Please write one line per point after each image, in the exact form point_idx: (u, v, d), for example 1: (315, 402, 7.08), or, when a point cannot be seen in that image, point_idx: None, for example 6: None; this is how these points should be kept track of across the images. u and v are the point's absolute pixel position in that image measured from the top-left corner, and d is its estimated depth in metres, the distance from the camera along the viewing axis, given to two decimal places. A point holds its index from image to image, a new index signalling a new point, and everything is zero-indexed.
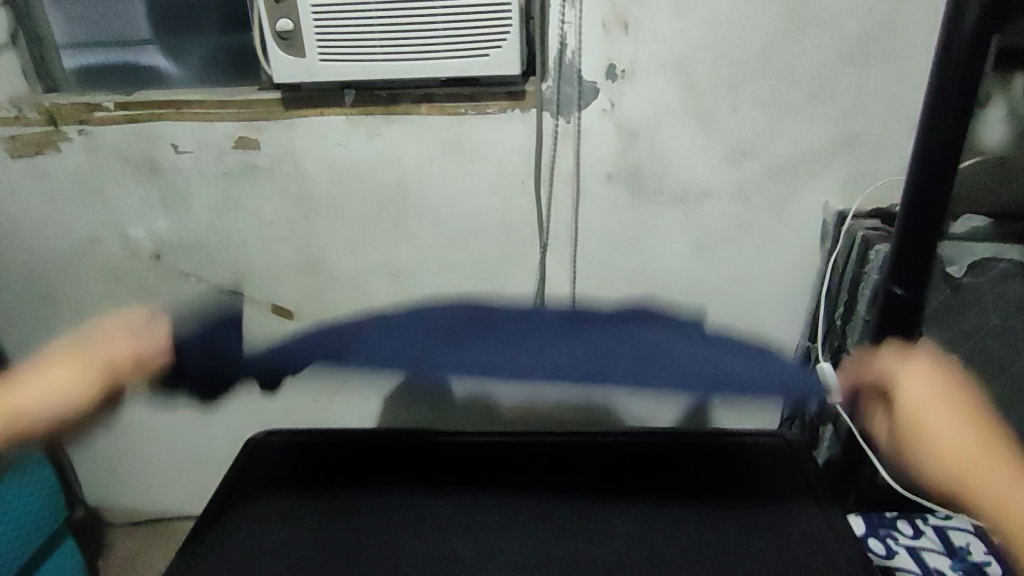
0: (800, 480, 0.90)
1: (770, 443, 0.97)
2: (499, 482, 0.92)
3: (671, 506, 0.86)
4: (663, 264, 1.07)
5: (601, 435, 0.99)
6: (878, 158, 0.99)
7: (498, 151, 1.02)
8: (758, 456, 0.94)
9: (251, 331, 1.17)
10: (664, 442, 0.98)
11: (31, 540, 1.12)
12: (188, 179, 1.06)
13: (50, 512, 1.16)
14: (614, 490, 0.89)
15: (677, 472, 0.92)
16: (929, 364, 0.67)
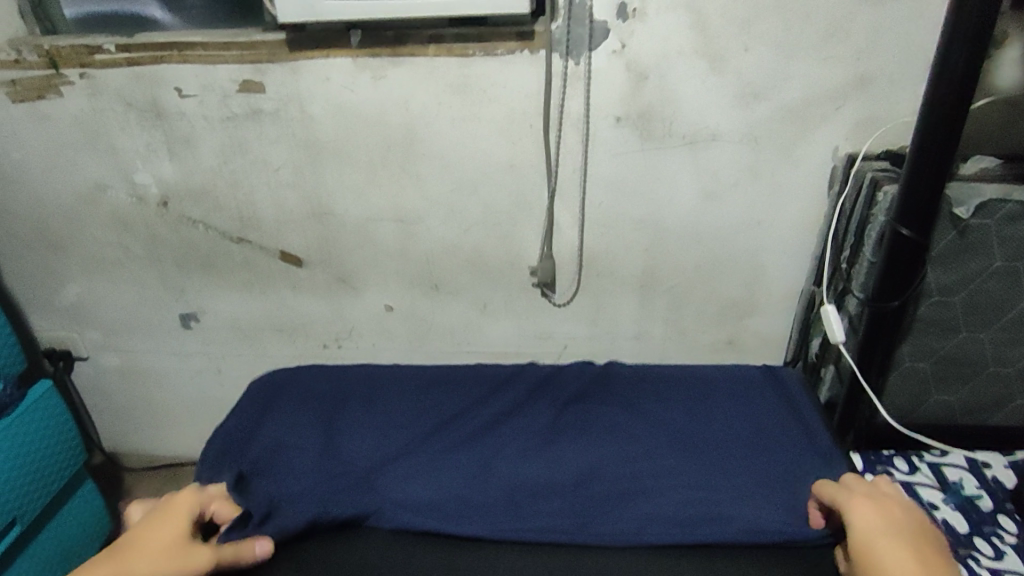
0: (787, 437, 0.99)
1: (757, 404, 1.04)
2: (502, 445, 1.00)
3: (664, 465, 0.95)
4: (672, 209, 1.07)
5: (592, 401, 1.08)
6: (889, 99, 0.98)
7: (507, 94, 1.01)
8: (745, 415, 1.02)
9: (260, 277, 1.18)
10: (651, 410, 1.07)
11: (54, 480, 1.15)
12: (194, 124, 1.05)
13: (71, 455, 1.19)
14: (610, 448, 0.99)
15: (668, 435, 1.01)
16: (875, 504, 0.74)
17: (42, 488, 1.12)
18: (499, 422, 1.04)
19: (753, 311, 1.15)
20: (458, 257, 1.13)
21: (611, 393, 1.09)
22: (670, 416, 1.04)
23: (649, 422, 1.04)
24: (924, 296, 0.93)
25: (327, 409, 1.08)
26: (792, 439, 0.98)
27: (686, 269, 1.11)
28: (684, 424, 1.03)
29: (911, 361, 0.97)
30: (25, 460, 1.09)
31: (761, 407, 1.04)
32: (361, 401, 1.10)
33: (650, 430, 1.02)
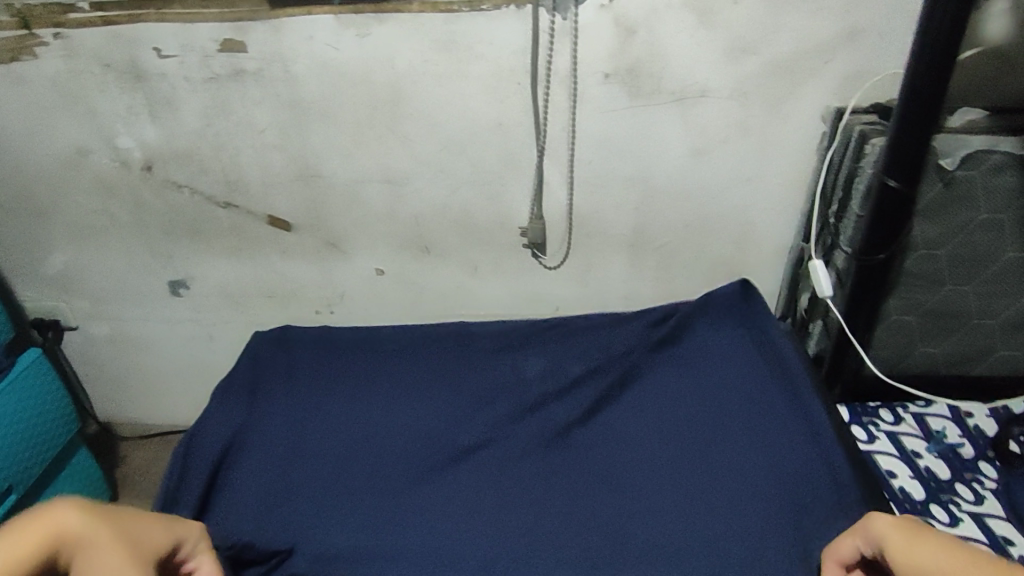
0: (787, 411, 0.97)
1: (759, 369, 1.02)
2: (503, 455, 0.96)
3: (668, 470, 0.92)
4: (662, 167, 1.07)
5: (592, 388, 1.03)
6: (878, 52, 0.97)
7: (494, 51, 0.99)
8: (747, 385, 1.00)
9: (248, 242, 1.17)
10: (655, 396, 1.02)
11: (48, 448, 1.17)
12: (175, 85, 1.03)
13: (67, 421, 1.20)
14: (610, 454, 0.95)
15: (673, 431, 0.97)
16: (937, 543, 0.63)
17: (35, 458, 1.14)
18: (489, 400, 1.03)
19: (742, 269, 1.15)
20: (448, 219, 1.13)
21: (601, 357, 1.06)
22: (659, 390, 1.02)
23: (645, 398, 1.02)
24: (911, 248, 0.93)
25: (301, 387, 1.06)
26: (780, 409, 0.97)
27: (676, 228, 1.12)
28: (674, 398, 1.01)
29: (897, 314, 0.98)
30: (16, 429, 1.10)
31: (752, 369, 1.03)
32: (338, 377, 1.07)
33: (639, 407, 1.01)
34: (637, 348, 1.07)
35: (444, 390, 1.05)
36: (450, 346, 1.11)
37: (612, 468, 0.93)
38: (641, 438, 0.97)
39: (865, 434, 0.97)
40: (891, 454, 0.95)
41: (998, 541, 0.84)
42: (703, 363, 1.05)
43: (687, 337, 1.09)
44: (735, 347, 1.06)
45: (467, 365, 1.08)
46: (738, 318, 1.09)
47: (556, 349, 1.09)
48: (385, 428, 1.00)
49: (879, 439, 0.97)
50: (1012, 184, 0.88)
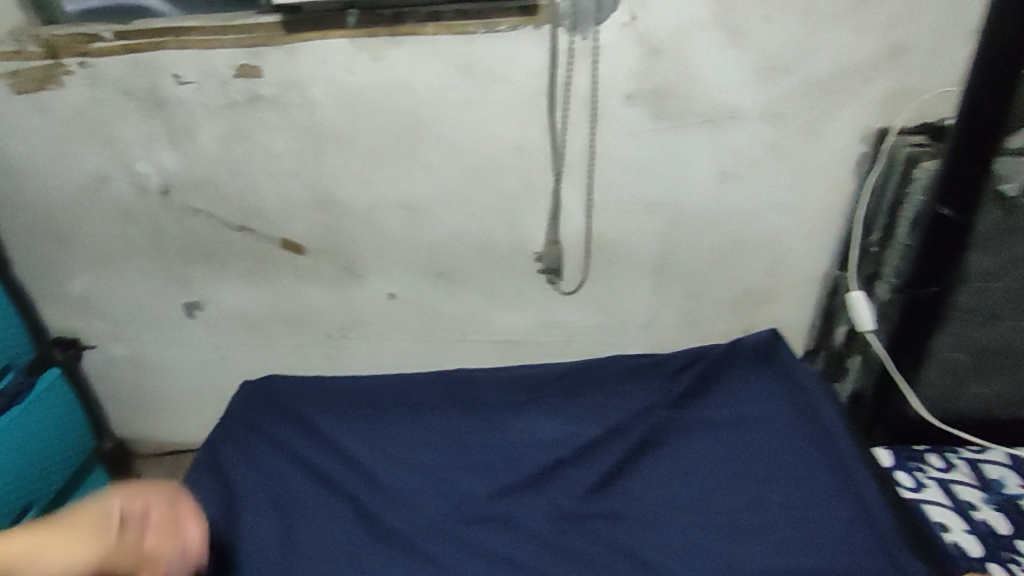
0: (823, 477, 0.90)
1: (790, 432, 0.95)
2: (517, 522, 0.91)
3: (697, 543, 0.86)
4: (688, 190, 1.01)
5: (610, 449, 0.97)
6: (923, 68, 0.90)
7: (512, 72, 0.96)
8: (778, 448, 0.94)
9: (264, 267, 1.16)
10: (679, 459, 0.95)
11: (62, 470, 1.16)
12: (193, 111, 1.03)
13: (80, 442, 1.20)
14: (631, 523, 0.89)
15: (701, 499, 0.90)
16: None
17: (50, 480, 1.13)
18: (503, 462, 0.98)
19: (774, 297, 1.08)
20: (464, 244, 1.10)
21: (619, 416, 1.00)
22: (683, 452, 0.96)
23: (668, 460, 0.96)
24: (964, 282, 0.86)
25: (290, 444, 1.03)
26: (811, 476, 0.90)
27: (703, 254, 1.06)
28: (701, 460, 0.95)
29: (946, 350, 0.91)
30: (36, 450, 1.10)
31: (782, 430, 0.96)
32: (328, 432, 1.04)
33: (661, 468, 0.95)
34: (658, 404, 1.01)
35: (441, 451, 1.01)
36: (445, 399, 1.07)
37: (635, 540, 0.87)
38: (665, 506, 0.91)
39: (912, 482, 0.89)
40: (942, 504, 0.86)
41: None
42: (731, 421, 0.98)
43: (714, 392, 1.02)
44: (765, 405, 1.00)
45: (470, 422, 1.04)
46: (775, 371, 1.02)
47: (570, 406, 1.04)
48: (380, 491, 0.97)
49: (928, 487, 0.88)
50: None
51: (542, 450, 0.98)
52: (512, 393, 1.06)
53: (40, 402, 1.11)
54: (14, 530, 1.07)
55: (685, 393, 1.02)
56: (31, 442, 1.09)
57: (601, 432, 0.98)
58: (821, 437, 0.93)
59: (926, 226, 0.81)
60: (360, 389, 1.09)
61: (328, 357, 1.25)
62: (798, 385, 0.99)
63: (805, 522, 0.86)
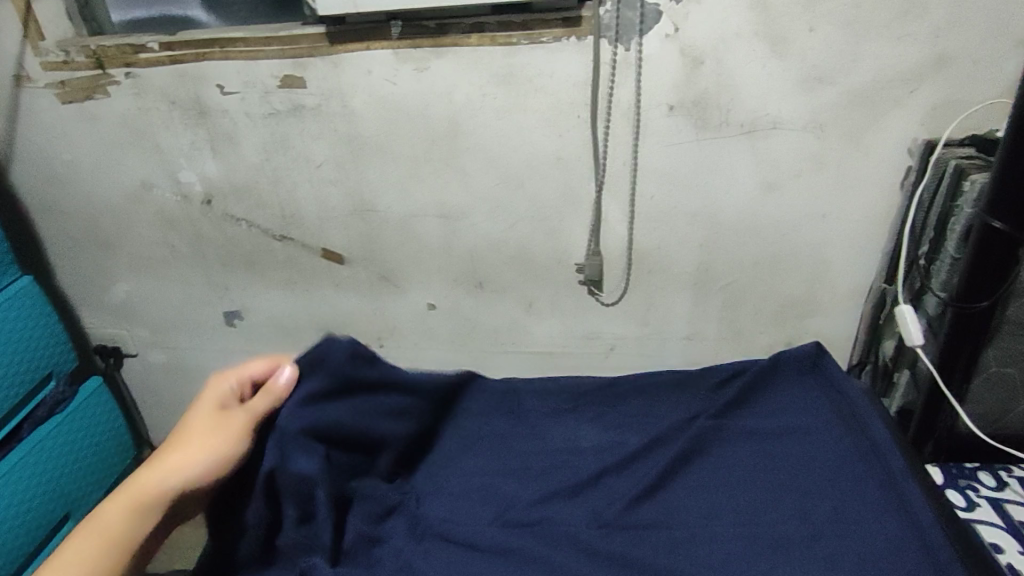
0: (870, 491, 0.86)
1: (835, 443, 0.92)
2: (557, 522, 0.86)
3: (742, 551, 0.81)
4: (730, 202, 1.01)
5: (652, 459, 0.94)
6: (971, 79, 0.89)
7: (553, 83, 0.97)
8: (823, 458, 0.91)
9: (303, 275, 1.16)
10: (721, 468, 0.92)
11: (103, 478, 1.17)
12: (236, 121, 1.04)
13: (122, 450, 1.21)
14: (675, 530, 0.85)
15: (745, 510, 0.87)
16: None
17: (92, 488, 1.15)
18: (545, 463, 0.95)
19: (816, 309, 1.07)
20: (503, 254, 1.10)
21: (663, 426, 0.97)
22: (728, 462, 0.93)
23: (711, 469, 0.92)
24: (1016, 294, 0.83)
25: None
26: (862, 486, 0.87)
27: (744, 265, 1.05)
28: (747, 470, 0.91)
29: (996, 365, 0.88)
30: (75, 459, 1.11)
31: (830, 440, 0.93)
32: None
33: (706, 478, 0.91)
34: (703, 413, 0.99)
35: (485, 458, 0.96)
36: (493, 405, 1.03)
37: (676, 548, 0.82)
38: (708, 515, 0.87)
39: (963, 500, 0.88)
40: (995, 523, 0.84)
41: None
42: (777, 431, 0.96)
43: (758, 402, 1.00)
44: (811, 416, 0.97)
45: (514, 429, 1.00)
46: (819, 381, 1.02)
47: (611, 416, 1.03)
48: (420, 497, 0.91)
49: (980, 506, 0.87)
50: None
51: (586, 459, 0.95)
52: (550, 404, 1.04)
53: (75, 414, 1.11)
54: (49, 541, 1.07)
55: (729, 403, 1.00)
56: (64, 453, 1.09)
57: (644, 441, 0.95)
58: (870, 447, 0.91)
59: (977, 240, 0.80)
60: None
61: None
62: (843, 394, 0.98)
63: (858, 535, 0.82)
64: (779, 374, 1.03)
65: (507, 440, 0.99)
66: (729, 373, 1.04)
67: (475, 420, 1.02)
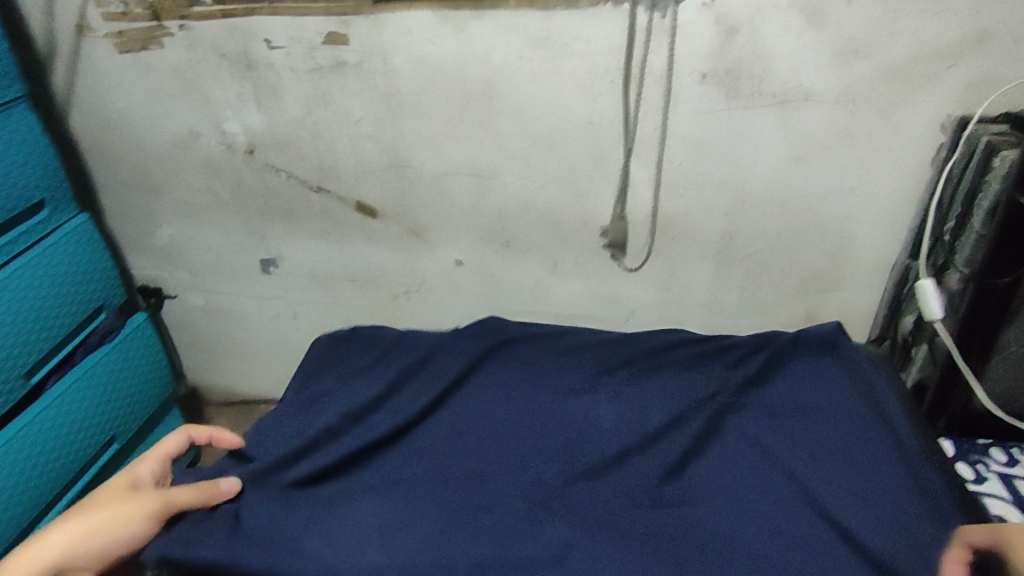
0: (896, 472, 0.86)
1: (859, 427, 0.92)
2: (585, 493, 0.89)
3: (765, 532, 0.83)
4: (757, 172, 1.02)
5: (675, 433, 0.95)
6: (1011, 57, 0.88)
7: (590, 48, 0.99)
8: (843, 437, 0.91)
9: (337, 227, 1.21)
10: (746, 448, 0.92)
11: (144, 407, 1.24)
12: (281, 75, 1.09)
13: (161, 383, 1.28)
14: (702, 510, 0.86)
15: (769, 491, 0.87)
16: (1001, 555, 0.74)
17: (133, 416, 1.22)
18: (568, 427, 0.97)
19: (837, 283, 1.08)
20: (529, 215, 1.13)
21: (683, 403, 0.97)
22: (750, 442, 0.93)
23: (736, 451, 0.92)
24: None
25: (349, 387, 1.04)
26: (885, 471, 0.87)
27: (767, 236, 1.06)
28: (769, 454, 0.91)
29: (1016, 344, 0.88)
30: (121, 386, 1.18)
31: (850, 425, 0.93)
32: (384, 379, 1.04)
33: (725, 459, 0.92)
34: (721, 391, 0.99)
35: (489, 398, 1.01)
36: (489, 354, 1.07)
37: (703, 529, 0.84)
38: (731, 495, 0.87)
39: (972, 473, 0.89)
40: (1002, 496, 0.86)
41: None
42: (795, 410, 0.96)
43: (777, 380, 1.00)
44: (831, 397, 0.97)
45: (520, 385, 1.03)
46: (841, 361, 1.00)
47: (629, 390, 1.01)
48: (434, 429, 0.98)
49: (989, 479, 0.88)
50: None
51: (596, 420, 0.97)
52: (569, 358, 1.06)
53: (122, 344, 1.17)
54: (100, 457, 1.15)
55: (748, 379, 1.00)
56: (112, 379, 1.16)
57: (664, 420, 0.95)
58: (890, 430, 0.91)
59: (1005, 215, 0.80)
60: (412, 340, 1.10)
61: (391, 317, 1.30)
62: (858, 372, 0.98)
63: (884, 520, 0.82)
64: (798, 356, 1.01)
65: (527, 399, 1.01)
66: (746, 348, 1.02)
67: (492, 374, 1.05)
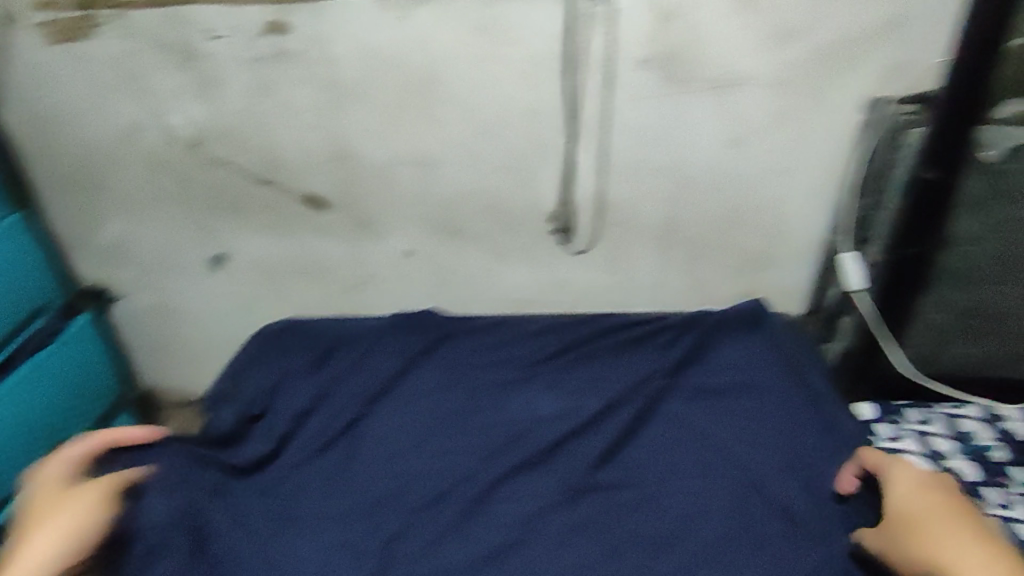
0: (821, 448, 0.91)
1: (789, 401, 0.96)
2: (524, 475, 0.91)
3: (699, 509, 0.86)
4: (693, 155, 1.06)
5: (610, 416, 0.96)
6: (924, 42, 0.93)
7: (530, 35, 1.00)
8: (771, 414, 0.95)
9: (285, 219, 1.21)
10: (680, 430, 0.95)
11: (87, 411, 1.24)
12: (221, 67, 1.07)
13: (103, 387, 1.28)
14: (637, 488, 0.89)
15: (701, 470, 0.90)
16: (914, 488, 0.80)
17: (76, 419, 1.22)
18: (504, 410, 0.99)
19: (770, 260, 1.13)
20: (476, 202, 1.15)
21: (618, 390, 0.99)
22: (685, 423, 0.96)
23: (670, 433, 0.95)
24: (947, 246, 0.89)
25: (292, 383, 1.03)
26: (816, 449, 0.91)
27: (704, 216, 1.10)
28: (704, 435, 0.94)
29: (929, 312, 0.94)
30: (66, 387, 1.18)
31: (780, 404, 0.96)
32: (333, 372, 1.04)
33: (660, 441, 0.94)
34: (657, 373, 1.01)
35: (428, 385, 1.02)
36: (427, 345, 1.07)
37: (642, 509, 0.87)
38: (668, 472, 0.91)
39: (888, 431, 0.93)
40: (914, 452, 0.90)
41: None
42: (724, 389, 0.99)
43: (707, 361, 1.03)
44: (759, 375, 1.00)
45: (457, 376, 1.03)
46: (772, 343, 1.03)
47: (567, 380, 1.02)
48: (376, 420, 0.99)
49: (903, 436, 0.92)
50: None
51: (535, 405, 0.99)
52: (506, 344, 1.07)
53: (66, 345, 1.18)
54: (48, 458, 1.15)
55: (681, 362, 1.03)
56: (57, 379, 1.16)
57: (602, 405, 0.97)
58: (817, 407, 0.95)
59: (916, 191, 0.85)
60: (351, 330, 1.09)
61: (343, 308, 1.31)
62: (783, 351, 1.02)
63: (811, 492, 0.87)
64: (730, 340, 1.05)
65: (466, 388, 1.02)
66: (676, 331, 1.06)
67: (433, 366, 1.05)
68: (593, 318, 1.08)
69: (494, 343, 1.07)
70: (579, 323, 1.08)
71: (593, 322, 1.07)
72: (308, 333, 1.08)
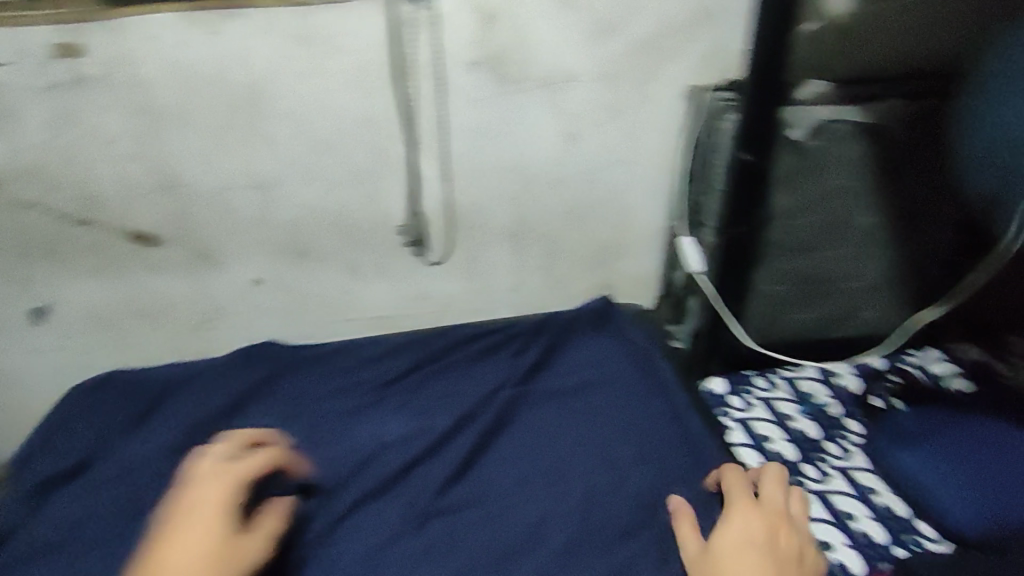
0: (666, 429, 0.91)
1: (638, 389, 0.97)
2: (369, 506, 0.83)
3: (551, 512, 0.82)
4: (535, 154, 1.06)
5: (460, 431, 0.92)
6: (729, 32, 0.99)
7: (354, 43, 0.97)
8: (621, 402, 0.95)
9: (111, 259, 1.10)
10: (530, 434, 0.92)
11: None
12: (5, 95, 0.95)
13: None
14: (487, 502, 0.84)
15: (553, 471, 0.87)
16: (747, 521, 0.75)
17: None
18: (352, 436, 0.92)
19: (622, 250, 1.15)
20: (324, 221, 1.10)
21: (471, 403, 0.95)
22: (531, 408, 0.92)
23: (522, 439, 0.91)
24: (772, 220, 0.93)
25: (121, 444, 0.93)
26: (662, 433, 0.91)
27: (554, 213, 1.11)
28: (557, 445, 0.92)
29: (768, 285, 0.98)
30: None
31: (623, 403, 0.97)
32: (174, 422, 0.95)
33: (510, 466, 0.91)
34: (508, 381, 0.99)
35: (260, 423, 0.94)
36: (265, 377, 1.01)
37: (493, 522, 0.81)
38: (519, 480, 0.86)
39: (740, 403, 0.97)
40: (766, 419, 0.94)
41: (866, 493, 0.85)
42: (575, 387, 0.98)
43: (559, 362, 1.03)
44: (606, 368, 1.01)
45: (299, 408, 0.97)
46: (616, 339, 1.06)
47: (415, 403, 0.97)
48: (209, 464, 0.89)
49: (755, 406, 0.96)
50: (858, 151, 0.90)
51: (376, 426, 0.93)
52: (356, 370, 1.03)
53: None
54: None
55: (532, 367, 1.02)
56: None
57: (452, 421, 0.93)
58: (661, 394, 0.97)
59: (737, 170, 0.88)
60: (185, 375, 1.02)
61: (192, 350, 1.21)
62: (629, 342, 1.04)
63: (658, 474, 0.86)
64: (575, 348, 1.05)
65: (308, 421, 0.95)
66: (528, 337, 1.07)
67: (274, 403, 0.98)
68: (443, 333, 1.07)
69: (346, 370, 1.03)
70: (430, 341, 1.06)
71: (446, 340, 1.07)
72: (138, 387, 1.01)
